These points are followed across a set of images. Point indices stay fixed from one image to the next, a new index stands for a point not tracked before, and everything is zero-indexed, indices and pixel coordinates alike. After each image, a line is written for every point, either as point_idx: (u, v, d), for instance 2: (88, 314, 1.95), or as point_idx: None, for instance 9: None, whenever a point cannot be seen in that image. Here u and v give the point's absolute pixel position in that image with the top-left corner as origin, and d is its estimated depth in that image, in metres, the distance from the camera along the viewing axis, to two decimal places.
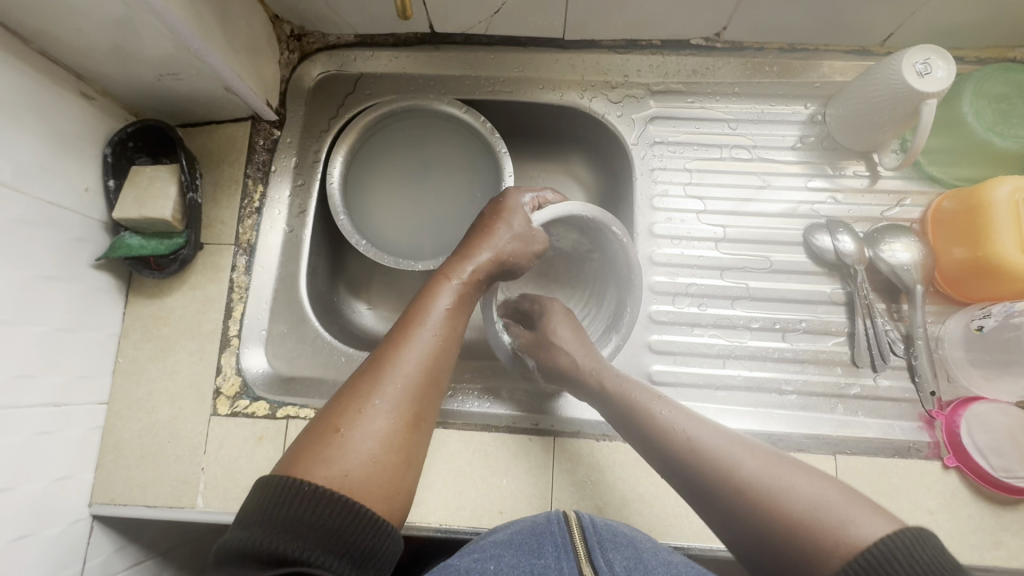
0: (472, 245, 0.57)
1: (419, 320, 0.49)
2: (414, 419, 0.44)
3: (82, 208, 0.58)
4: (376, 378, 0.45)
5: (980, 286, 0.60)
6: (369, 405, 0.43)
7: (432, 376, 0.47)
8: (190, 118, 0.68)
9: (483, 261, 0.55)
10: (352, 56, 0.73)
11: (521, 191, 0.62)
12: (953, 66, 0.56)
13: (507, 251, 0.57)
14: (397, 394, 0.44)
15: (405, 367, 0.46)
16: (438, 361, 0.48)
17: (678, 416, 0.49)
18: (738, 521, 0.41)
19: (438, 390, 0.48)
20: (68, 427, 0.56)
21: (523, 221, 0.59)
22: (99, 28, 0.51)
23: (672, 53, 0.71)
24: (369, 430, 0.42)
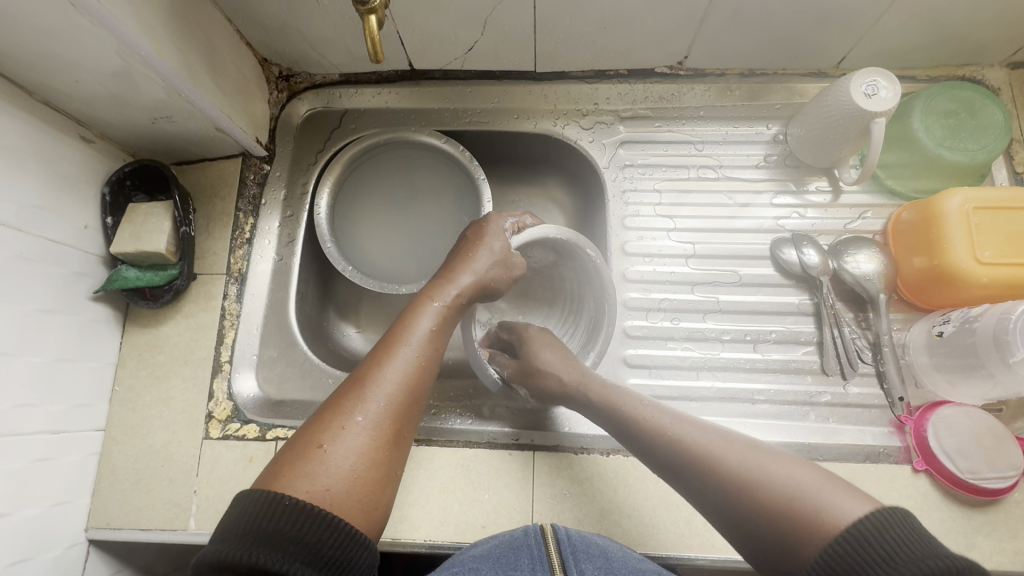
0: (453, 267, 0.60)
1: (401, 339, 0.52)
2: (393, 436, 0.46)
3: (81, 244, 0.62)
4: (358, 396, 0.47)
5: (938, 294, 0.62)
6: (351, 422, 0.45)
7: (412, 395, 0.49)
8: (184, 156, 0.72)
9: (463, 284, 0.58)
10: (337, 93, 0.78)
11: (502, 216, 0.64)
12: (897, 86, 0.59)
13: (486, 276, 0.60)
14: (378, 412, 0.46)
15: (386, 385, 0.48)
16: (419, 380, 0.50)
17: (664, 415, 0.52)
18: (726, 510, 0.44)
19: (417, 408, 0.50)
20: (66, 453, 0.59)
21: (501, 246, 0.61)
22: (98, 79, 0.55)
23: (639, 81, 0.75)
24: (350, 446, 0.44)
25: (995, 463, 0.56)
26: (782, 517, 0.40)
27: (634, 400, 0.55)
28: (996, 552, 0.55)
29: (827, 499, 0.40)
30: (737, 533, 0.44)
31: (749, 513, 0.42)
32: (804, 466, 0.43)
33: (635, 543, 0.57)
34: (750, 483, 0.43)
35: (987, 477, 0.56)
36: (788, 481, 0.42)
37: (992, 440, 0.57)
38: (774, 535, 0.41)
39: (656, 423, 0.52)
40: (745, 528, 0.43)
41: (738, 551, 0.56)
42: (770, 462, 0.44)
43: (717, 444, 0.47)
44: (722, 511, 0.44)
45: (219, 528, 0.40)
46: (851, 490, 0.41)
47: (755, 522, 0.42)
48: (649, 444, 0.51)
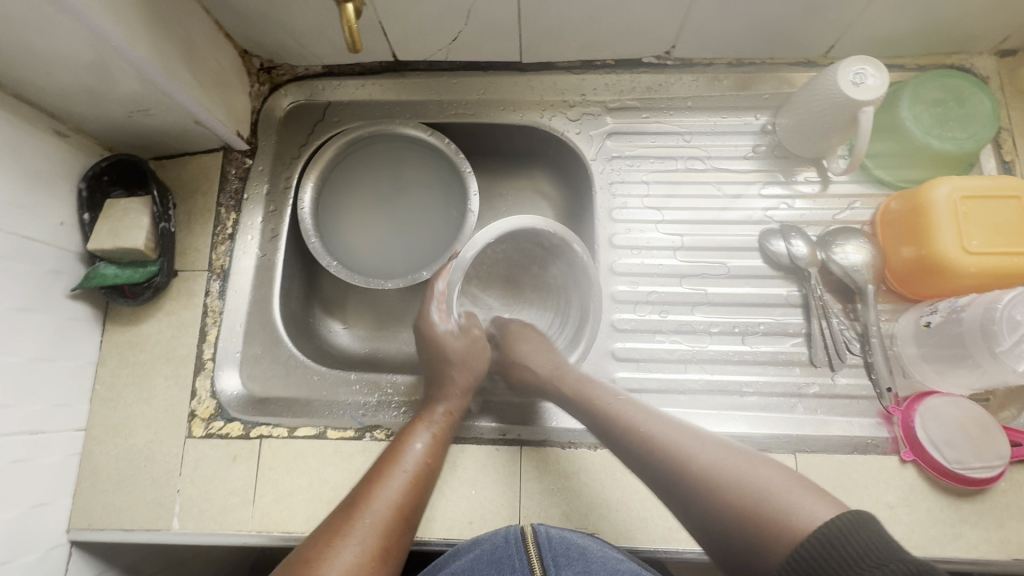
0: (432, 390, 0.62)
1: (392, 464, 0.52)
2: (384, 554, 0.45)
3: (57, 241, 0.61)
4: (350, 517, 0.46)
5: (926, 284, 0.61)
6: (344, 542, 0.44)
7: (403, 515, 0.49)
8: (163, 150, 0.70)
9: (445, 401, 0.60)
10: (320, 85, 0.76)
11: (449, 264, 0.66)
12: (884, 74, 0.58)
13: (462, 385, 0.62)
14: (370, 530, 0.46)
15: (378, 507, 0.48)
16: (409, 499, 0.50)
17: (645, 415, 0.53)
18: (700, 511, 0.44)
19: (408, 528, 0.49)
20: (45, 453, 0.58)
21: (477, 365, 0.65)
22: (70, 71, 0.54)
23: (626, 72, 0.74)
24: (342, 568, 0.42)
25: (982, 453, 0.56)
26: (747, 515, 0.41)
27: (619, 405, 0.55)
28: (983, 541, 0.55)
29: (792, 500, 0.40)
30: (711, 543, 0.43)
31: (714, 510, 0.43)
32: (776, 470, 0.44)
33: (622, 538, 0.57)
34: (712, 483, 0.44)
35: (974, 467, 0.55)
36: (752, 479, 0.43)
37: (979, 430, 0.57)
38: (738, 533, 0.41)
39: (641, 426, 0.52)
40: (715, 531, 0.43)
41: None
42: (737, 463, 0.45)
43: (695, 448, 0.48)
44: (694, 514, 0.45)
45: None
46: (822, 494, 0.41)
47: (720, 517, 0.42)
48: (625, 443, 0.52)
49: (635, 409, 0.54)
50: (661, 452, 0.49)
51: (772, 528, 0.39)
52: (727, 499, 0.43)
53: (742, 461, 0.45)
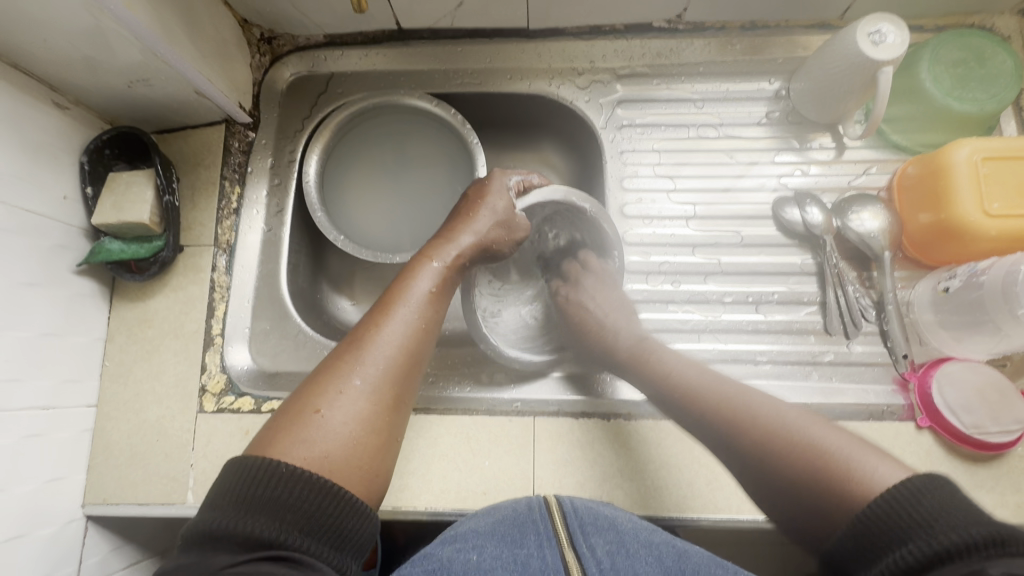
0: (452, 228, 0.57)
1: (397, 300, 0.49)
2: (393, 401, 0.45)
3: (62, 215, 0.60)
4: (357, 357, 0.45)
5: (944, 249, 0.60)
6: (349, 385, 0.43)
7: (412, 359, 0.47)
8: (164, 124, 0.69)
9: (463, 245, 0.55)
10: (322, 56, 0.75)
11: (508, 173, 0.62)
12: (906, 32, 0.57)
13: (487, 236, 0.57)
14: (377, 374, 0.45)
15: (384, 349, 0.46)
16: (418, 343, 0.48)
17: (699, 377, 0.53)
18: (771, 472, 0.44)
19: (417, 372, 0.48)
20: (58, 429, 0.58)
21: (504, 206, 0.59)
22: (69, 38, 0.52)
23: (637, 37, 0.72)
24: (349, 410, 0.42)
25: (1000, 418, 0.56)
26: (820, 479, 0.41)
27: (666, 365, 0.56)
28: (999, 505, 0.55)
29: (863, 459, 0.41)
30: (776, 498, 0.44)
31: (781, 469, 0.43)
32: (830, 427, 0.45)
33: (637, 505, 0.57)
34: (782, 438, 0.45)
35: (992, 431, 0.55)
36: (816, 438, 0.44)
37: (995, 395, 0.57)
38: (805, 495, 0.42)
39: (692, 384, 0.52)
40: (776, 488, 0.44)
41: (741, 511, 0.56)
42: (796, 422, 0.45)
43: (758, 407, 0.48)
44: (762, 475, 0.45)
45: (211, 492, 0.39)
46: (880, 452, 0.42)
47: (786, 474, 0.43)
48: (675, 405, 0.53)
49: (689, 371, 0.54)
50: (731, 420, 0.48)
51: (840, 485, 0.40)
52: (795, 454, 0.43)
53: (802, 419, 0.46)
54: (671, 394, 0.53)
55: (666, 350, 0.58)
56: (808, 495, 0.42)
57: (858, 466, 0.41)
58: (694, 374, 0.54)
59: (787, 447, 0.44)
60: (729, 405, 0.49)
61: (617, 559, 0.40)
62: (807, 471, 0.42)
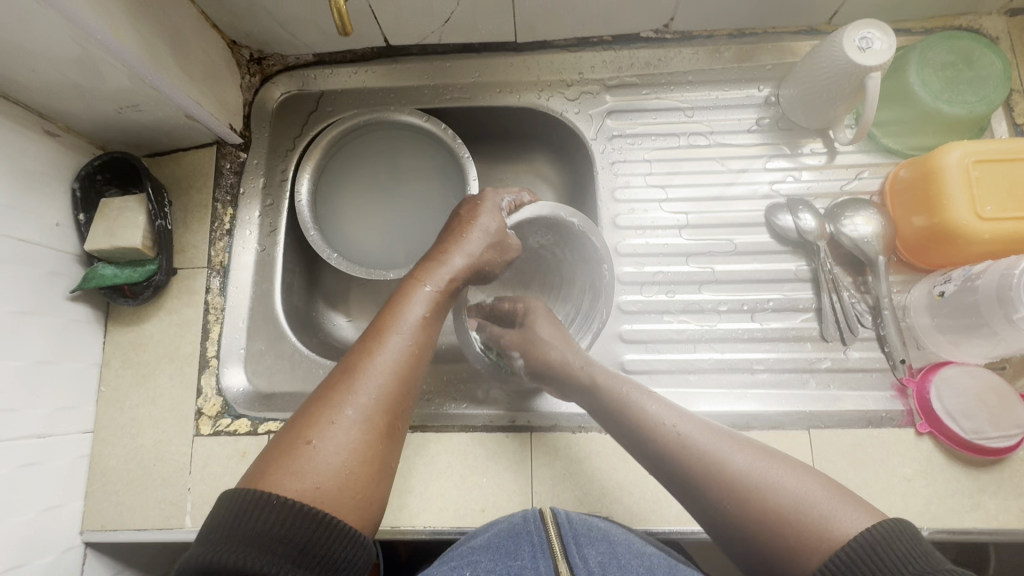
0: (444, 248, 0.57)
1: (390, 326, 0.49)
2: (386, 428, 0.44)
3: (54, 242, 0.60)
4: (349, 386, 0.45)
5: (939, 254, 0.60)
6: (341, 415, 0.43)
7: (405, 385, 0.47)
8: (156, 147, 0.69)
9: (455, 266, 0.55)
10: (312, 75, 0.75)
11: (499, 193, 0.61)
12: (892, 37, 0.56)
13: (480, 257, 0.57)
14: (370, 402, 0.44)
15: (376, 377, 0.45)
16: (412, 368, 0.48)
17: (666, 409, 0.51)
18: (738, 526, 0.43)
19: (410, 397, 0.48)
20: (54, 456, 0.58)
21: (497, 225, 0.58)
22: (58, 67, 0.53)
23: (625, 47, 0.72)
24: (340, 441, 0.42)
25: (999, 422, 0.55)
26: (788, 535, 0.41)
27: (630, 393, 0.54)
28: (1002, 510, 0.54)
29: (827, 509, 0.41)
30: (742, 553, 0.44)
31: (748, 523, 0.43)
32: (799, 473, 0.44)
33: (637, 520, 0.56)
34: (749, 493, 0.43)
35: (992, 437, 0.55)
36: (782, 491, 0.43)
37: (996, 398, 0.56)
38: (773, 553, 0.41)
39: (659, 421, 0.50)
40: (739, 541, 0.43)
41: None
42: (765, 470, 0.44)
43: (725, 457, 0.46)
44: (728, 528, 0.44)
45: (203, 526, 0.39)
46: (850, 498, 0.42)
47: (753, 528, 0.42)
48: (641, 444, 0.50)
49: (654, 403, 0.52)
50: (703, 471, 0.46)
51: (806, 543, 0.40)
52: (764, 510, 0.42)
53: (772, 463, 0.45)
54: (641, 424, 0.51)
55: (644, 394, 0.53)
56: (773, 550, 0.41)
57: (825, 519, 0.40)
58: (658, 412, 0.51)
59: (762, 498, 0.43)
60: (696, 457, 0.46)
61: (608, 570, 0.40)
62: (778, 530, 0.41)
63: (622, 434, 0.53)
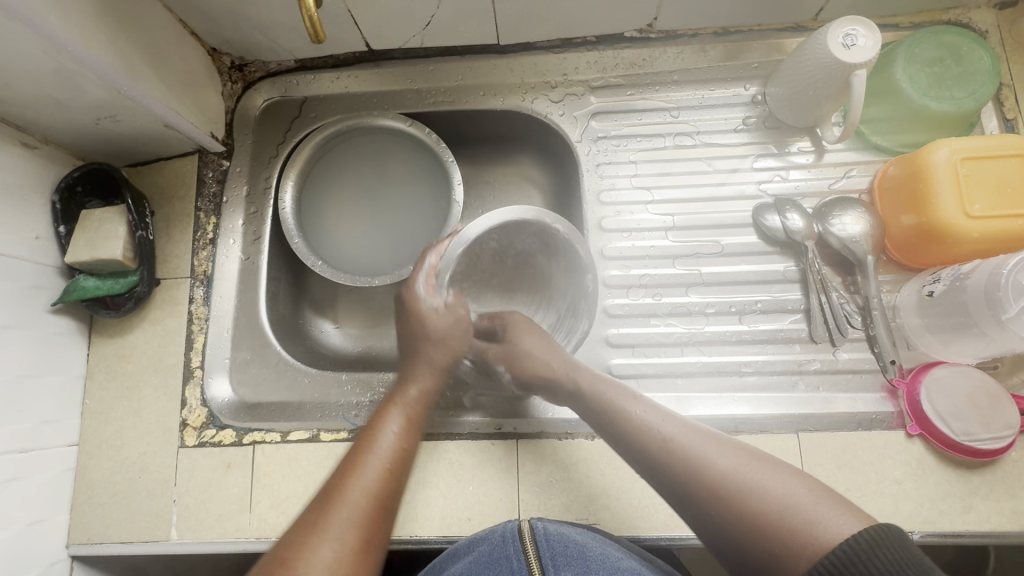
0: (408, 366, 0.59)
1: (364, 449, 0.49)
2: (367, 542, 0.43)
3: (34, 256, 0.59)
4: (325, 509, 0.44)
5: (928, 253, 0.59)
6: (319, 538, 0.41)
7: (384, 503, 0.46)
8: (137, 157, 0.69)
9: (420, 379, 0.57)
10: (295, 81, 0.74)
11: (425, 253, 0.63)
12: (877, 34, 0.56)
13: (440, 359, 0.60)
14: (349, 518, 0.43)
15: (354, 497, 0.45)
16: (389, 488, 0.47)
17: (656, 414, 0.50)
18: (716, 525, 0.43)
19: (392, 512, 0.47)
20: (38, 470, 0.57)
21: (449, 322, 0.61)
22: (31, 80, 0.52)
23: (609, 48, 0.71)
24: (319, 562, 0.40)
25: (991, 424, 0.54)
26: (775, 538, 0.40)
27: (626, 399, 0.53)
28: (994, 513, 0.54)
29: (813, 512, 0.40)
30: (732, 558, 0.43)
31: (730, 521, 0.42)
32: (783, 472, 0.43)
33: (623, 527, 0.56)
34: (728, 493, 0.43)
35: (983, 439, 0.54)
36: (765, 491, 0.42)
37: (987, 399, 0.55)
38: (765, 555, 0.40)
39: (644, 427, 0.49)
40: (725, 542, 0.43)
41: None
42: (747, 469, 0.43)
43: (705, 453, 0.45)
44: (712, 531, 0.43)
45: None
46: (844, 504, 0.41)
47: (734, 528, 0.42)
48: (628, 447, 0.50)
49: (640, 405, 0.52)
50: (681, 470, 0.45)
51: (794, 547, 0.39)
52: (743, 511, 0.42)
53: (758, 467, 0.44)
54: (623, 427, 0.51)
55: (630, 397, 0.53)
56: (757, 552, 0.41)
57: (814, 519, 0.39)
58: (646, 417, 0.50)
59: (741, 499, 0.42)
60: (679, 456, 0.46)
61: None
62: (759, 528, 0.41)
63: (606, 432, 0.52)
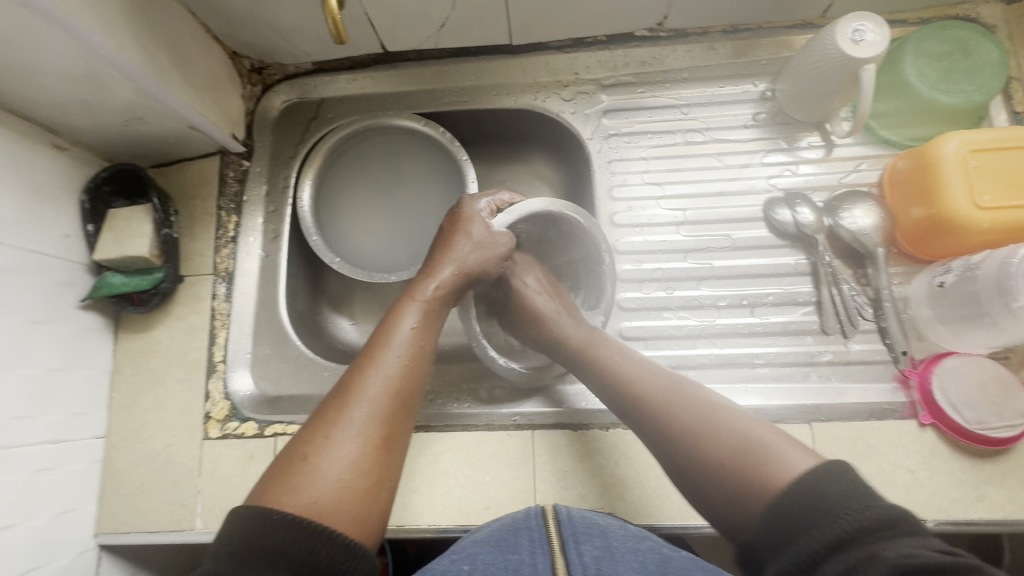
0: (434, 261, 0.59)
1: (385, 344, 0.51)
2: (384, 441, 0.46)
3: (64, 253, 0.61)
4: (346, 402, 0.46)
5: (936, 244, 0.60)
6: (337, 432, 0.44)
7: (401, 399, 0.48)
8: (161, 158, 0.71)
9: (443, 279, 0.57)
10: (312, 83, 0.76)
11: (476, 197, 0.63)
12: (885, 29, 0.57)
13: (470, 265, 0.59)
14: (366, 417, 0.46)
15: (371, 390, 0.47)
16: (407, 386, 0.49)
17: (633, 363, 0.55)
18: (675, 451, 0.48)
19: (410, 413, 0.49)
20: (68, 461, 0.59)
21: (481, 231, 0.60)
22: (64, 83, 0.54)
23: (619, 47, 0.73)
24: (337, 456, 0.43)
25: (1003, 412, 0.55)
26: (725, 466, 0.44)
27: (612, 354, 0.57)
28: (1008, 501, 0.54)
29: (763, 448, 0.44)
30: (684, 482, 0.47)
31: (689, 449, 0.47)
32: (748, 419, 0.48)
33: (638, 515, 0.57)
34: (689, 423, 0.48)
35: (995, 427, 0.55)
36: (722, 428, 0.47)
37: (998, 386, 0.56)
38: (717, 481, 0.44)
39: (623, 371, 0.55)
40: (681, 467, 0.47)
41: None
42: (711, 411, 0.48)
43: (679, 398, 0.50)
44: (669, 456, 0.48)
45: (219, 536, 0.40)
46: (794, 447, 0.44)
47: (690, 454, 0.47)
48: (605, 387, 0.55)
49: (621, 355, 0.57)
50: (651, 405, 0.51)
51: (741, 473, 0.43)
52: (699, 440, 0.47)
53: (726, 411, 0.48)
54: (606, 375, 0.55)
55: (611, 348, 0.58)
56: (708, 476, 0.45)
57: (762, 453, 0.44)
58: (628, 366, 0.55)
59: (701, 431, 0.47)
60: (654, 396, 0.51)
61: (602, 566, 0.41)
62: (710, 454, 0.45)
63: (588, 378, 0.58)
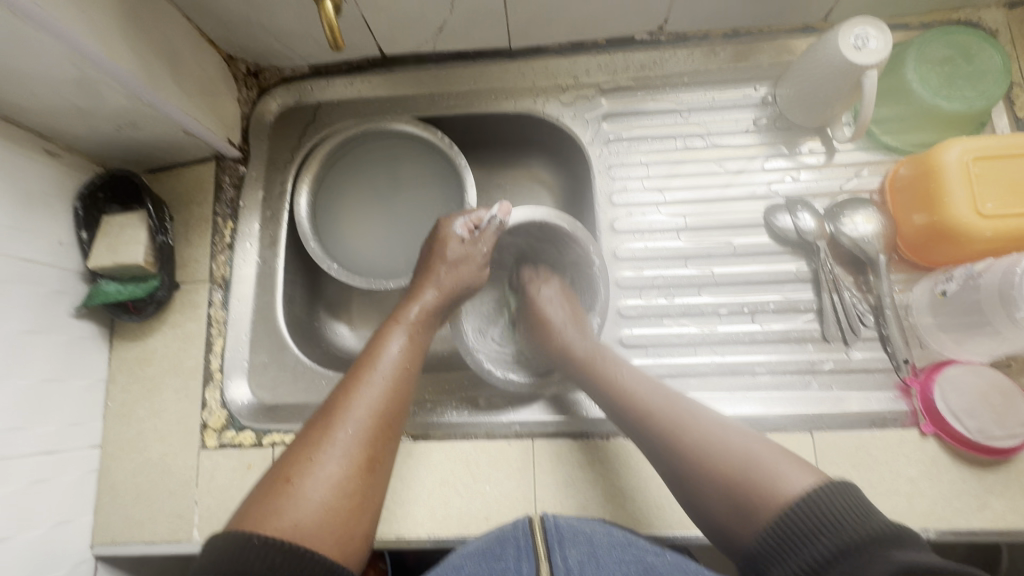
0: (418, 285, 0.60)
1: (369, 365, 0.51)
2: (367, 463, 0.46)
3: (58, 261, 0.61)
4: (329, 424, 0.46)
5: (939, 251, 0.60)
6: (321, 454, 0.45)
7: (385, 422, 0.49)
8: (155, 163, 0.70)
9: (426, 301, 0.59)
10: (308, 86, 0.75)
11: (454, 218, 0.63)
12: (887, 35, 0.56)
13: (451, 287, 0.61)
14: (350, 438, 0.46)
15: (355, 412, 0.48)
16: (391, 407, 0.50)
17: (637, 378, 0.55)
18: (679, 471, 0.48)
19: (394, 434, 0.49)
20: (64, 471, 0.59)
21: (458, 249, 0.61)
22: (56, 90, 0.53)
23: (619, 50, 0.72)
24: (320, 478, 0.44)
25: (1005, 422, 0.55)
26: (735, 490, 0.44)
27: (614, 364, 0.57)
28: (1010, 510, 0.54)
29: (775, 470, 0.43)
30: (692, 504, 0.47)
31: (699, 471, 0.46)
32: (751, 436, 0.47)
33: (640, 525, 0.57)
34: (693, 444, 0.47)
35: (998, 436, 0.54)
36: (733, 447, 0.46)
37: (1000, 396, 0.56)
38: (729, 506, 0.44)
39: (626, 387, 0.54)
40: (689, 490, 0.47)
41: None
42: (717, 429, 0.48)
43: (679, 412, 0.50)
44: (675, 474, 0.48)
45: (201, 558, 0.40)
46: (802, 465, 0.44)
47: (700, 477, 0.46)
48: (610, 403, 0.55)
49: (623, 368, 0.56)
50: (653, 421, 0.50)
51: (753, 498, 0.43)
52: (702, 462, 0.46)
53: (734, 431, 0.48)
54: (608, 390, 0.55)
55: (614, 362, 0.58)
56: (719, 500, 0.45)
57: (773, 474, 0.43)
58: (631, 381, 0.55)
59: (707, 451, 0.46)
60: (657, 414, 0.51)
61: (586, 571, 0.41)
62: (717, 475, 0.45)
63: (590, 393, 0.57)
